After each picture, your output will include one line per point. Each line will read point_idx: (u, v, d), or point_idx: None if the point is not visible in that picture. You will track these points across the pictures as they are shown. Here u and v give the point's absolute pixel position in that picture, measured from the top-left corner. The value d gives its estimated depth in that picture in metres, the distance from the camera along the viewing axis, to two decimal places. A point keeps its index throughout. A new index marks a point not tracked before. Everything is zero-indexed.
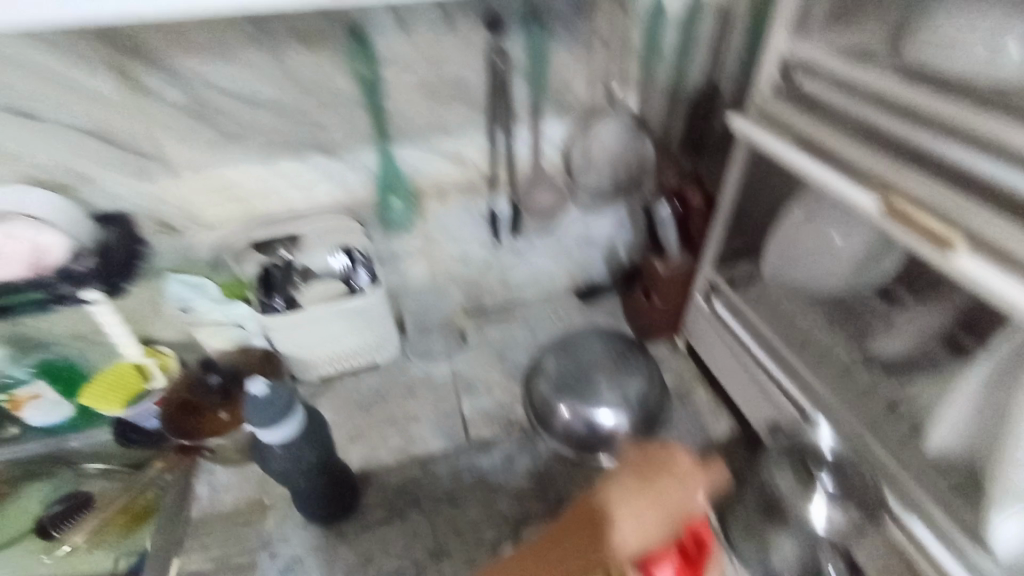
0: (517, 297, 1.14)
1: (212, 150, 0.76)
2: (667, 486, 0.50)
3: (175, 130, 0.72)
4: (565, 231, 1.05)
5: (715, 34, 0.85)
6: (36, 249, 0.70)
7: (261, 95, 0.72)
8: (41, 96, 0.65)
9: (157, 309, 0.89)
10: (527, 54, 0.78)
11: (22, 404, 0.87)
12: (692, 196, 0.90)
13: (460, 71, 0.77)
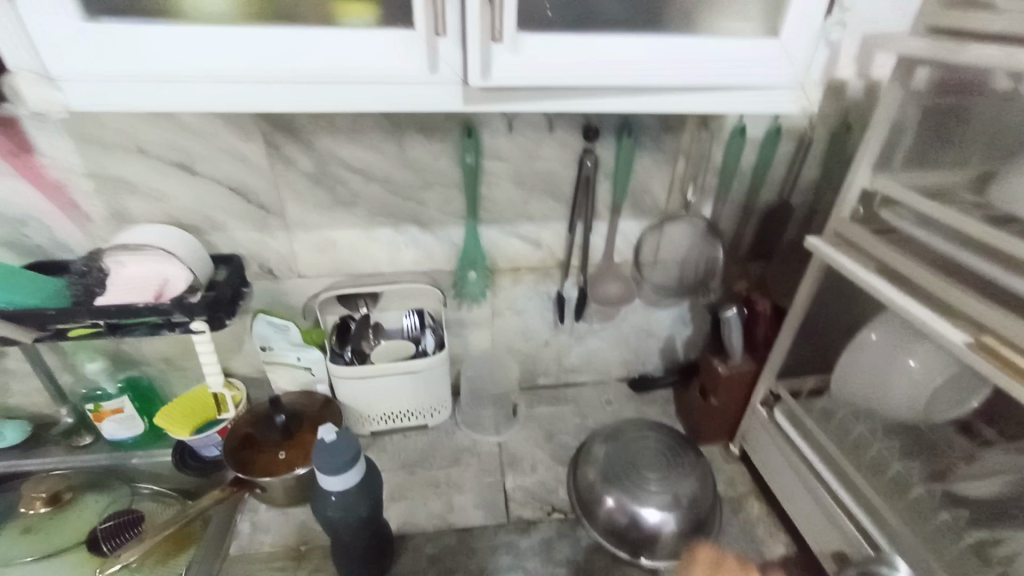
0: (570, 378, 1.15)
1: (325, 212, 0.85)
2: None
3: (300, 194, 0.83)
4: (626, 320, 1.07)
5: (790, 157, 0.91)
6: (164, 281, 0.79)
7: (378, 171, 0.82)
8: (204, 154, 0.77)
9: (241, 343, 0.97)
10: (616, 159, 0.86)
11: (105, 415, 0.94)
12: (760, 303, 0.91)
13: (552, 168, 0.85)
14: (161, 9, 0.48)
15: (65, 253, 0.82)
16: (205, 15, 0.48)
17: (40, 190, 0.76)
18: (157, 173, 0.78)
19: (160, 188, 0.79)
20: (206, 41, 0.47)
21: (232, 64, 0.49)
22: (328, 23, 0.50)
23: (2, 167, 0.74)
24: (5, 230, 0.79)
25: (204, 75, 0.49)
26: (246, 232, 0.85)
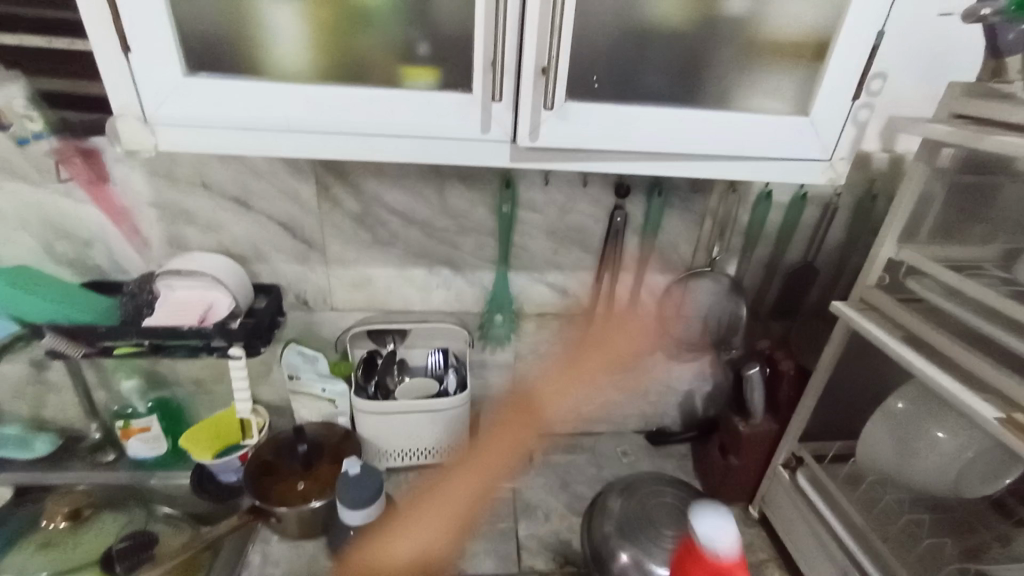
0: (587, 427, 1.15)
1: (365, 250, 0.90)
2: None
3: (344, 232, 0.88)
4: (646, 372, 1.08)
5: (814, 223, 0.94)
6: (209, 305, 0.82)
7: (419, 215, 0.87)
8: (262, 192, 0.83)
9: (270, 370, 1.00)
10: (645, 216, 0.90)
11: (133, 433, 0.96)
12: (783, 362, 0.91)
13: (583, 221, 0.89)
14: (251, 70, 0.55)
15: (120, 274, 0.88)
16: (284, 73, 0.55)
17: (108, 215, 0.82)
18: (216, 206, 0.83)
19: (217, 220, 0.84)
20: (287, 95, 0.53)
21: (300, 116, 0.54)
22: (395, 85, 0.56)
23: (78, 193, 0.80)
24: (72, 250, 0.85)
25: (281, 126, 0.54)
26: (289, 265, 0.90)
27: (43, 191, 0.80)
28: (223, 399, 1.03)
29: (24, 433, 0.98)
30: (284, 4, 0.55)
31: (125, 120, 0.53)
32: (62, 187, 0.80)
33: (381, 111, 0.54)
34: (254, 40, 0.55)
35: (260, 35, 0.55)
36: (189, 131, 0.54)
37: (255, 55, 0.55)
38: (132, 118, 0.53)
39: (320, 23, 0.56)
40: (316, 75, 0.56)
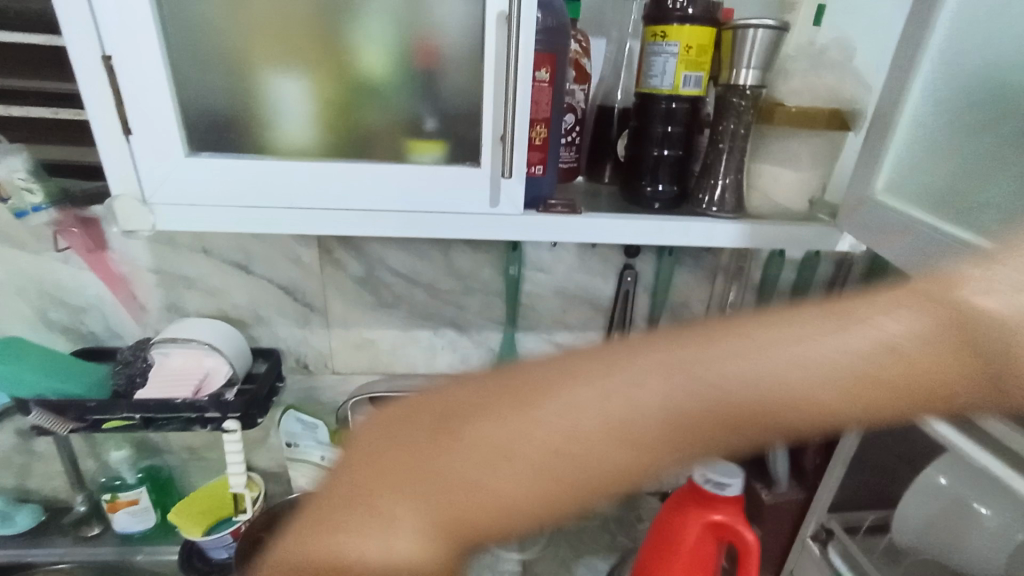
0: None
1: (368, 313, 0.87)
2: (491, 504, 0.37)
3: (346, 295, 0.85)
4: None
5: (830, 278, 0.92)
6: (205, 373, 0.79)
7: (424, 277, 0.85)
8: (263, 257, 0.81)
9: (266, 436, 0.95)
10: (655, 274, 0.88)
11: (119, 507, 0.91)
12: (807, 428, 0.87)
13: (592, 280, 0.87)
14: (256, 150, 0.54)
15: (115, 341, 0.85)
16: (293, 150, 0.55)
17: (105, 283, 0.80)
18: (216, 272, 0.81)
19: (217, 285, 0.82)
20: (293, 173, 0.52)
21: (308, 191, 0.53)
22: (400, 161, 0.55)
23: (77, 261, 0.79)
24: (66, 318, 0.82)
25: (285, 205, 0.53)
26: (289, 328, 0.87)
27: (40, 260, 0.78)
28: (217, 467, 0.98)
29: (6, 507, 0.93)
30: (290, 80, 0.53)
31: (122, 201, 0.51)
32: (60, 256, 0.78)
33: (387, 189, 0.53)
34: (259, 120, 0.54)
35: (265, 115, 0.54)
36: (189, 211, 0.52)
37: (260, 135, 0.54)
38: (129, 200, 0.51)
39: (327, 100, 0.55)
40: (323, 154, 0.55)
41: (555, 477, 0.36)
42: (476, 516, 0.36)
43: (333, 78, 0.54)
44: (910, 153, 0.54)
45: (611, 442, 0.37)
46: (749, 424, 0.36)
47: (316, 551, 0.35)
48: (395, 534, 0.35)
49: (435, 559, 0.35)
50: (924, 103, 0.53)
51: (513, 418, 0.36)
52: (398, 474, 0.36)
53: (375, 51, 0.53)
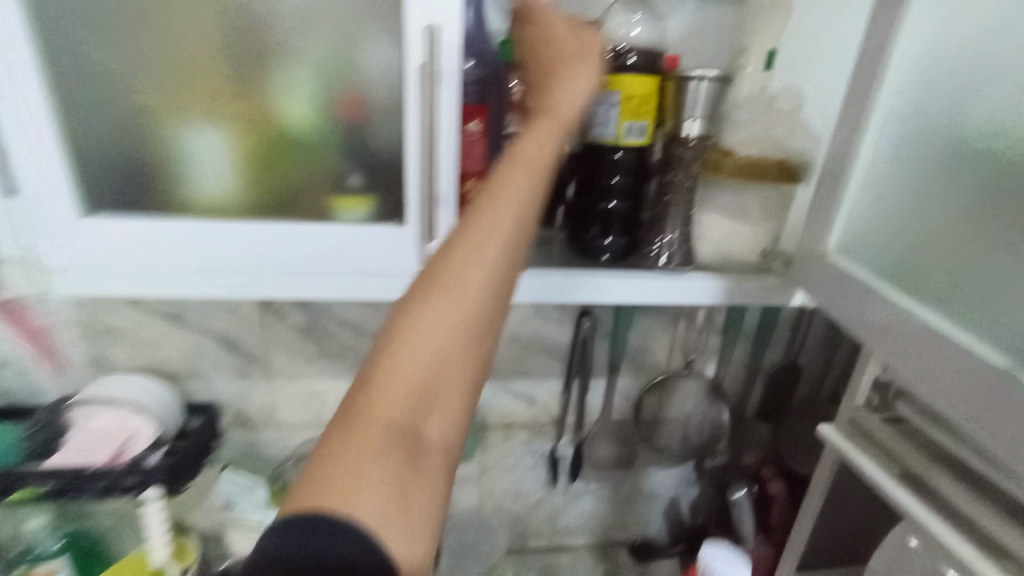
0: (564, 540, 1.04)
1: (313, 364, 0.82)
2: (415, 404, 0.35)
3: (289, 346, 0.80)
4: (626, 479, 0.99)
5: (792, 322, 0.90)
6: (129, 436, 0.72)
7: (372, 325, 0.81)
8: (197, 307, 0.77)
9: (204, 495, 0.88)
10: (613, 320, 0.85)
11: None
12: (772, 484, 0.85)
13: (549, 326, 0.84)
14: (166, 208, 0.50)
15: (34, 399, 0.78)
16: (209, 207, 0.51)
17: (22, 337, 0.75)
18: (146, 323, 0.76)
19: (147, 337, 0.77)
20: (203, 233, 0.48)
21: (222, 252, 0.49)
22: (325, 220, 0.52)
23: None
24: None
25: (193, 269, 0.49)
26: (227, 382, 0.82)
27: None
28: None
29: None
30: (205, 133, 0.50)
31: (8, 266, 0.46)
32: None
33: (308, 252, 0.50)
34: (172, 175, 0.51)
35: (178, 169, 0.50)
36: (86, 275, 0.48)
37: (174, 191, 0.51)
38: (16, 265, 0.46)
39: (248, 154, 0.51)
40: (243, 209, 0.52)
41: (471, 320, 0.37)
42: (382, 466, 0.33)
43: (253, 131, 0.51)
44: (858, 211, 0.52)
45: (516, 171, 0.39)
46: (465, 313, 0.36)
47: (389, 544, 0.31)
48: (411, 494, 0.33)
49: (418, 456, 0.34)
50: (872, 160, 0.51)
51: (381, 375, 0.35)
52: (347, 461, 0.32)
53: (297, 103, 0.50)
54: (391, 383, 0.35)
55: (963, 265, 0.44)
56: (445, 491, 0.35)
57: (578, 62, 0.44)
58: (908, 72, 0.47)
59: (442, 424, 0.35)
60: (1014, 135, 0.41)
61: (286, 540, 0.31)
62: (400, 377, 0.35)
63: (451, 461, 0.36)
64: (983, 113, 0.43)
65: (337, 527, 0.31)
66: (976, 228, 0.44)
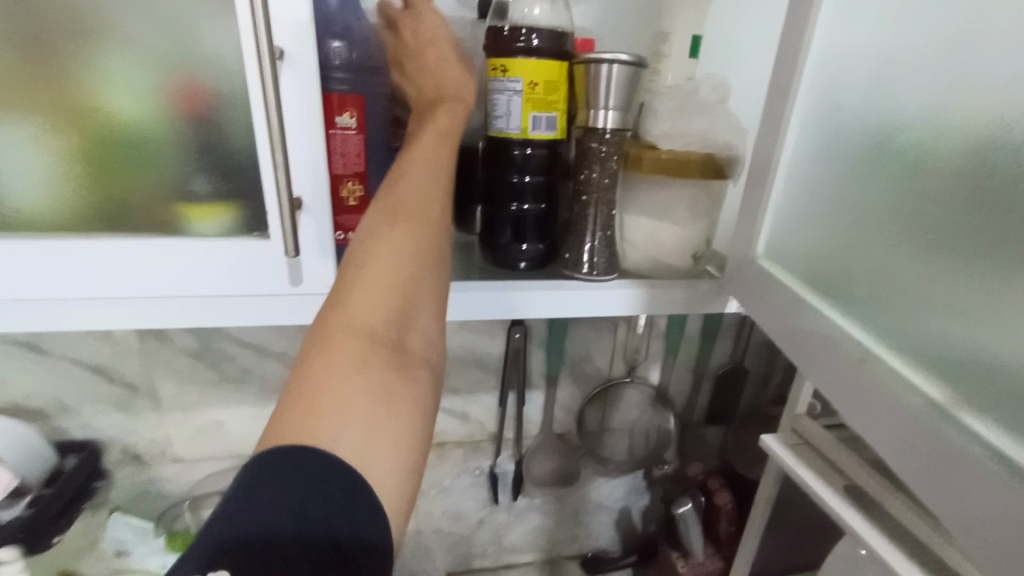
0: (510, 560, 0.98)
1: (211, 392, 0.72)
2: (364, 390, 0.34)
3: (178, 373, 0.70)
4: (572, 493, 0.93)
5: (738, 322, 0.86)
6: None
7: (275, 345, 0.71)
8: (59, 334, 0.66)
9: None
10: (548, 328, 0.79)
11: None
12: (719, 495, 0.80)
13: (478, 337, 0.77)
14: None
15: None
16: (48, 223, 0.43)
17: None
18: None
19: (2, 372, 0.66)
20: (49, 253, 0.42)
21: (70, 273, 0.42)
22: (174, 236, 0.43)
23: None
24: None
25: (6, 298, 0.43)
26: (109, 416, 0.71)
27: None
28: None
29: None
30: (9, 135, 0.41)
31: None
32: None
33: (139, 273, 0.43)
34: None
35: None
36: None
37: None
38: None
39: (68, 158, 0.42)
40: (72, 227, 0.43)
41: (426, 237, 0.39)
42: (379, 427, 0.33)
43: (71, 130, 0.41)
44: (784, 210, 0.47)
45: (432, 143, 0.43)
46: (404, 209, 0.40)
47: (379, 475, 0.32)
48: (390, 396, 0.34)
49: (405, 356, 0.37)
50: (791, 155, 0.46)
51: (315, 390, 0.33)
52: (320, 389, 0.33)
53: (123, 93, 0.41)
54: (339, 333, 0.35)
55: (897, 293, 0.37)
56: (438, 379, 0.39)
57: (451, 62, 0.47)
58: (825, 56, 0.42)
59: (426, 335, 0.39)
60: (920, 125, 0.36)
61: (251, 490, 0.30)
62: (329, 382, 0.33)
63: (438, 373, 0.39)
64: (897, 110, 0.37)
65: (323, 463, 0.30)
66: (910, 249, 0.37)
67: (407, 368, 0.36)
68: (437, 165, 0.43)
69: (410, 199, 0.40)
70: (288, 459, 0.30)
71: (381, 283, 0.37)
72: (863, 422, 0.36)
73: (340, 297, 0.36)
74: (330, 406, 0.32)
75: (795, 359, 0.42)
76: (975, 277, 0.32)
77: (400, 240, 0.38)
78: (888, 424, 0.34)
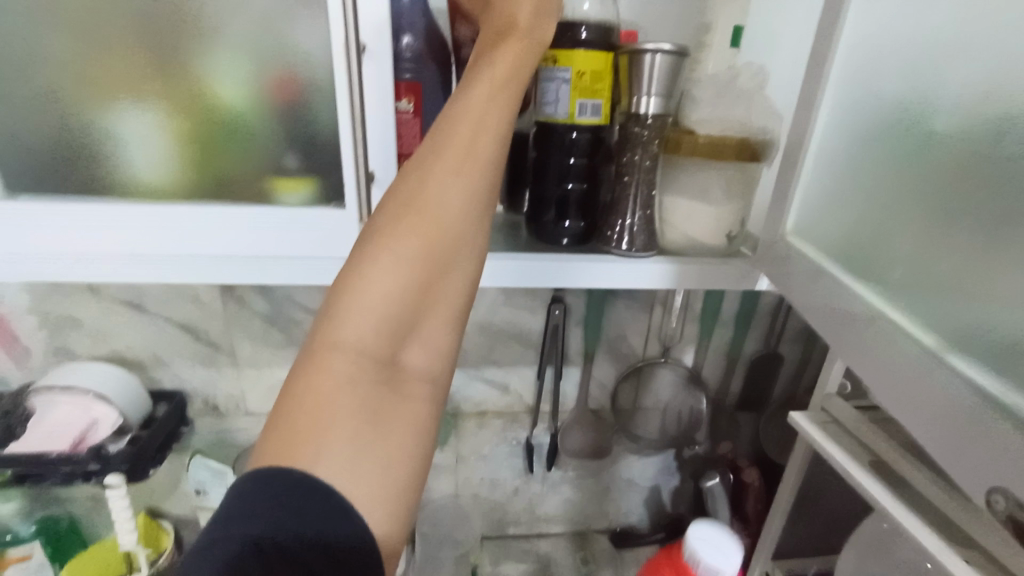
0: (543, 528, 1.03)
1: (281, 353, 0.81)
2: (351, 409, 0.33)
3: (253, 333, 0.79)
4: (604, 468, 0.98)
5: (773, 309, 0.88)
6: (92, 423, 0.72)
7: None
8: (158, 295, 0.75)
9: (177, 482, 0.88)
10: (586, 307, 0.83)
11: (9, 564, 0.85)
12: (749, 473, 0.83)
13: (520, 313, 0.82)
14: (103, 193, 0.50)
15: None
16: (156, 191, 0.50)
17: None
18: (105, 311, 0.75)
19: (109, 326, 0.76)
20: (156, 216, 0.48)
21: (172, 233, 0.49)
22: (266, 204, 0.50)
23: None
24: None
25: (123, 252, 0.49)
26: (193, 370, 0.81)
27: None
28: None
29: None
30: (136, 113, 0.49)
31: None
32: None
33: (228, 237, 0.50)
34: (106, 159, 0.49)
35: (112, 152, 0.49)
36: (12, 264, 0.48)
37: (109, 176, 0.50)
38: None
39: (181, 134, 0.50)
40: (182, 193, 0.51)
41: (441, 237, 0.37)
42: (359, 450, 0.32)
43: (181, 111, 0.49)
44: (815, 191, 0.50)
45: (477, 113, 0.39)
46: (416, 204, 0.37)
47: (355, 495, 0.32)
48: (381, 412, 0.34)
49: (397, 373, 0.36)
50: (822, 137, 0.48)
51: (301, 399, 0.33)
52: (305, 406, 0.33)
53: (229, 80, 0.48)
54: (327, 350, 0.34)
55: (931, 269, 0.39)
56: (439, 393, 0.38)
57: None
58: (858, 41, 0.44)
59: (429, 347, 0.37)
60: (945, 101, 0.39)
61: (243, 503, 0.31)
62: (320, 397, 0.33)
63: (438, 392, 0.37)
64: (932, 91, 0.39)
65: (299, 485, 0.31)
66: (950, 225, 0.38)
67: (394, 391, 0.35)
68: (478, 138, 0.39)
69: (433, 188, 0.37)
70: (272, 480, 0.31)
71: (383, 293, 0.35)
72: (875, 376, 0.39)
73: (342, 301, 0.35)
74: (313, 420, 0.32)
75: (821, 327, 0.45)
76: (1000, 248, 0.34)
77: (410, 244, 0.36)
78: (893, 375, 0.37)
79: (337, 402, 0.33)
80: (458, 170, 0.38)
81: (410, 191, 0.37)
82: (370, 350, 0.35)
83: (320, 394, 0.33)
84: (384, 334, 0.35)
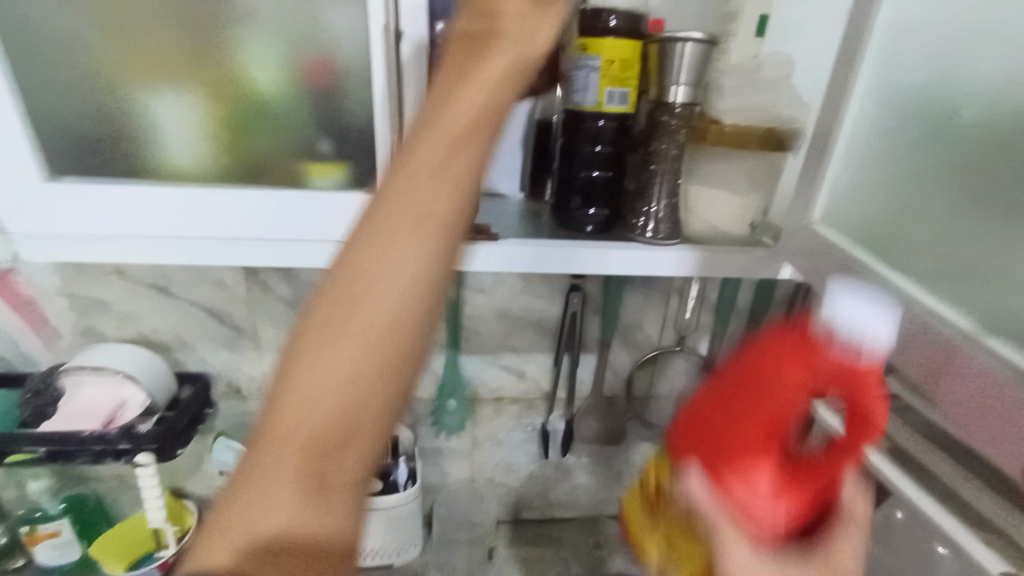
0: (555, 513, 1.05)
1: None
2: (283, 495, 0.29)
3: (276, 318, 0.80)
4: (617, 455, 0.99)
5: None
6: (120, 404, 0.74)
7: None
8: (184, 279, 0.77)
9: (200, 463, 0.90)
10: (604, 295, 0.84)
11: (39, 540, 0.86)
12: None
13: (539, 301, 0.83)
14: (134, 174, 0.50)
15: (28, 366, 0.80)
16: (185, 174, 0.51)
17: (12, 306, 0.75)
18: (132, 294, 0.77)
19: (135, 308, 0.78)
20: (180, 195, 0.48)
21: (192, 209, 0.48)
22: (296, 186, 0.51)
23: None
24: None
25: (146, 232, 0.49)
26: (217, 353, 0.82)
27: None
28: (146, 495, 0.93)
29: None
30: (173, 99, 0.50)
31: None
32: None
33: (254, 216, 0.49)
34: (140, 143, 0.50)
35: (146, 136, 0.50)
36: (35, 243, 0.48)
37: (142, 160, 0.50)
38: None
39: (217, 120, 0.51)
40: (213, 176, 0.51)
41: (377, 314, 0.28)
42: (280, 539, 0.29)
43: (216, 96, 0.50)
44: (842, 181, 0.50)
45: (437, 154, 0.29)
46: (353, 271, 0.29)
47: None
48: (310, 500, 0.30)
49: (336, 457, 0.30)
50: (851, 129, 0.49)
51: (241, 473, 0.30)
52: (244, 480, 0.30)
53: (264, 68, 0.49)
54: (271, 426, 0.30)
55: (958, 261, 0.42)
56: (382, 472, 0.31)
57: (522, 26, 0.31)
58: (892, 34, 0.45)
59: (372, 433, 0.30)
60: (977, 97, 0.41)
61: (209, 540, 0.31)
62: (257, 476, 0.30)
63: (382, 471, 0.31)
64: (963, 87, 0.42)
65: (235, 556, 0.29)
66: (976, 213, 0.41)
67: (328, 479, 0.30)
68: (438, 179, 0.29)
69: (377, 251, 0.29)
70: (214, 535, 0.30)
71: (320, 379, 0.29)
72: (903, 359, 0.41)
73: (286, 370, 0.30)
74: (247, 498, 0.30)
75: None
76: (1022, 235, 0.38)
77: (350, 324, 0.29)
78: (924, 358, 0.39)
79: (266, 485, 0.29)
80: (407, 224, 0.29)
81: (352, 254, 0.29)
82: (304, 433, 0.29)
83: (259, 472, 0.30)
84: (322, 419, 0.29)
